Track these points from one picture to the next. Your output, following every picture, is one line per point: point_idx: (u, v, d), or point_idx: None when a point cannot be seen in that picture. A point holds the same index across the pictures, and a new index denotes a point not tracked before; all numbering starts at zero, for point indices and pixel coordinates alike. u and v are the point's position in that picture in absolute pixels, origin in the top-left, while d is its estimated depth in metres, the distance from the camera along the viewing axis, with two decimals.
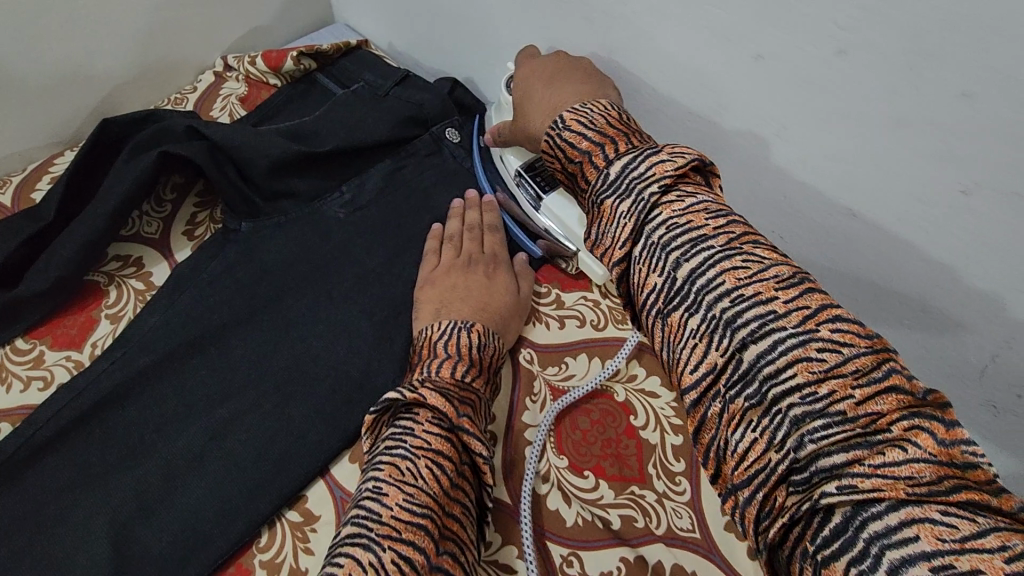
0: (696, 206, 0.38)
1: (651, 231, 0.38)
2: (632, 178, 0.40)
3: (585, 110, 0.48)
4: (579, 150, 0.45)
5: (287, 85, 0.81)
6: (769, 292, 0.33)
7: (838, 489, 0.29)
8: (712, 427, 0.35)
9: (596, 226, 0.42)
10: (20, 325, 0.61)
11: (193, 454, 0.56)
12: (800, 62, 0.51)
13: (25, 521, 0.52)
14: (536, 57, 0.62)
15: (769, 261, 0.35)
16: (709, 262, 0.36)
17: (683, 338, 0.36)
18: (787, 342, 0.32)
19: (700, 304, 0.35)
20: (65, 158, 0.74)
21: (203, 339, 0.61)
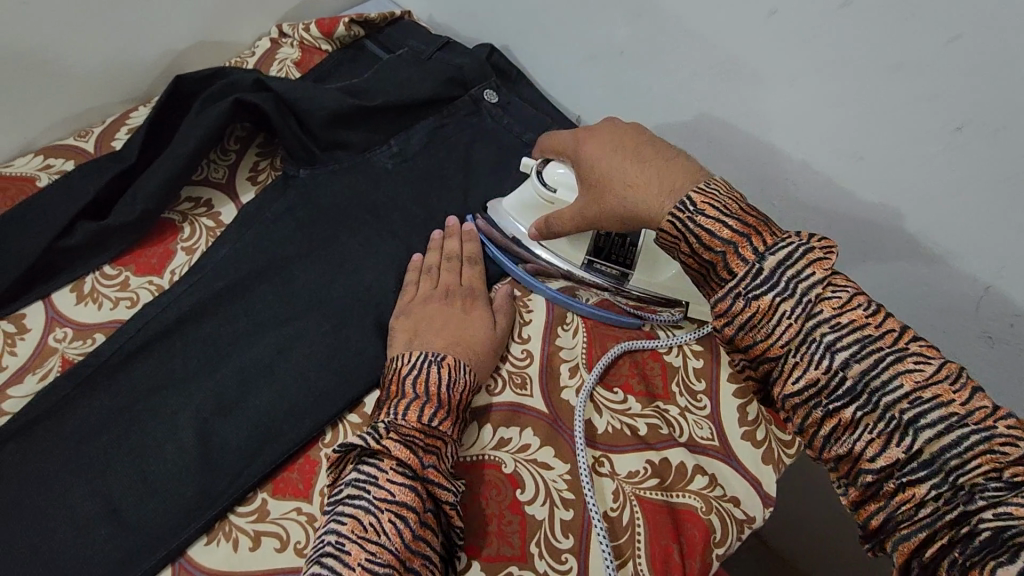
0: (854, 304, 0.45)
1: (815, 330, 0.45)
2: (793, 281, 0.46)
3: (713, 193, 0.52)
4: (718, 239, 0.50)
5: (337, 51, 0.88)
6: (947, 395, 0.41)
7: (994, 515, 0.39)
8: (882, 498, 0.43)
9: (748, 319, 0.47)
10: (108, 253, 0.68)
11: (264, 363, 0.62)
12: (810, 15, 0.57)
13: (119, 413, 0.58)
14: (597, 134, 0.62)
15: (936, 361, 0.43)
16: (883, 365, 0.43)
17: (858, 430, 0.44)
18: (971, 438, 0.40)
19: (875, 402, 0.43)
20: (140, 112, 0.82)
21: (269, 268, 0.68)
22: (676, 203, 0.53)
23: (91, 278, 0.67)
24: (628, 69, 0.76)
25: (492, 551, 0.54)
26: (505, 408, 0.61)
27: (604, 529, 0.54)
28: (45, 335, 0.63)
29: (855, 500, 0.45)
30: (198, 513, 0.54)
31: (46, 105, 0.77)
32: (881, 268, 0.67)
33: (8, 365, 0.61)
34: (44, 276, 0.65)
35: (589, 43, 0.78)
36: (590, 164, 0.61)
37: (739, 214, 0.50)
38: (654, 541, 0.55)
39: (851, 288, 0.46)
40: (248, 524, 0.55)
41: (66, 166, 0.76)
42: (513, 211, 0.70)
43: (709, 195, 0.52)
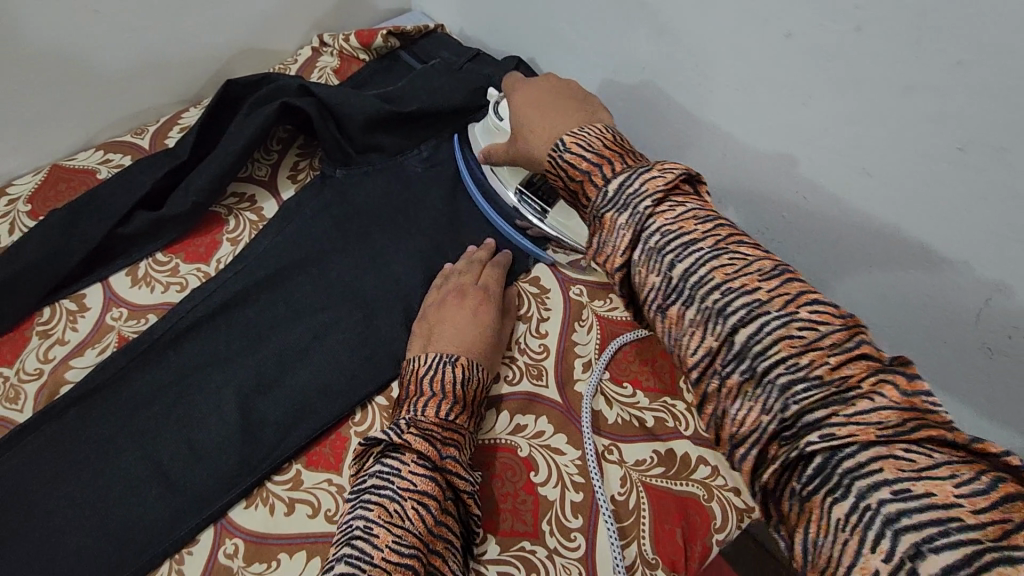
0: (686, 215, 0.46)
1: (648, 238, 0.46)
2: (630, 194, 0.48)
3: (583, 134, 0.55)
4: (579, 170, 0.53)
5: (374, 60, 0.94)
6: (754, 284, 0.43)
7: (819, 437, 0.37)
8: (712, 401, 0.43)
9: (600, 236, 0.50)
10: (161, 241, 0.73)
11: (300, 346, 0.67)
12: (825, 38, 0.61)
13: (169, 387, 0.63)
14: (530, 84, 0.68)
15: (751, 258, 0.44)
16: (702, 263, 0.44)
17: (684, 326, 0.45)
18: (773, 325, 0.41)
19: (694, 297, 0.44)
20: (192, 114, 0.88)
21: (307, 259, 0.73)
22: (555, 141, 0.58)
23: (145, 263, 0.73)
24: (648, 83, 0.81)
25: (508, 527, 0.58)
26: (522, 397, 0.65)
27: (609, 513, 0.58)
28: (102, 314, 0.69)
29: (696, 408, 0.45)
30: (239, 479, 0.59)
31: (108, 105, 0.84)
32: (886, 277, 0.70)
33: (70, 340, 0.67)
34: (104, 259, 0.71)
35: (612, 59, 0.83)
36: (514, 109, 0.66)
37: (601, 149, 0.54)
38: (658, 524, 0.58)
39: (687, 203, 0.47)
40: (284, 491, 0.59)
41: (124, 161, 0.83)
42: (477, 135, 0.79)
43: (579, 137, 0.55)
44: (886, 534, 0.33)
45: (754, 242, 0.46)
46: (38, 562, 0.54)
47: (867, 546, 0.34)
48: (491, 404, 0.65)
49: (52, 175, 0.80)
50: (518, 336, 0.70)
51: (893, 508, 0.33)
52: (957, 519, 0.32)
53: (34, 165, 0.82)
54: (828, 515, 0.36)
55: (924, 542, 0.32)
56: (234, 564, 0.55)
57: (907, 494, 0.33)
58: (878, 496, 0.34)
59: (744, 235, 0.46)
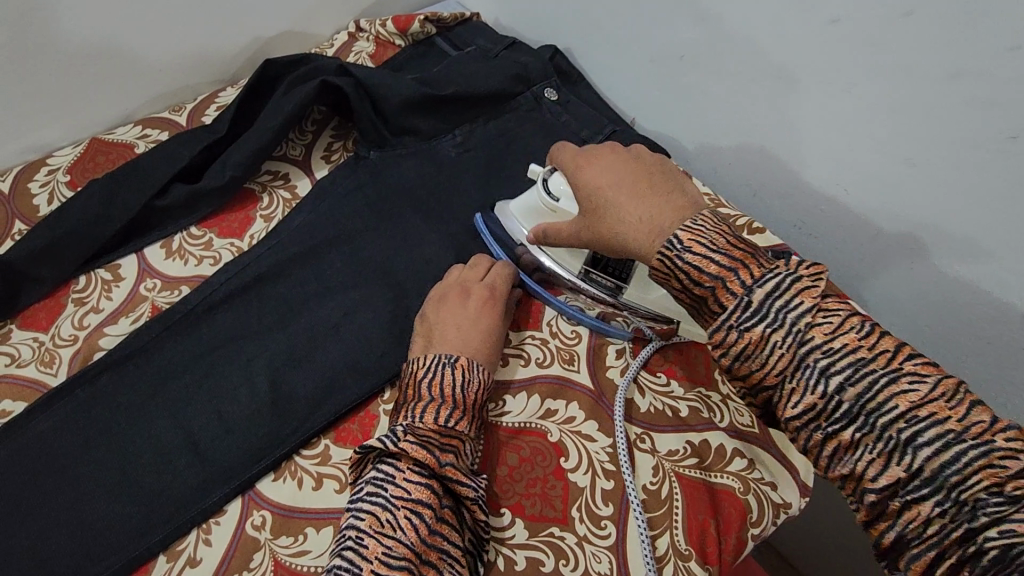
0: (846, 328, 0.45)
1: (812, 359, 0.44)
2: (782, 311, 0.45)
3: (699, 228, 0.50)
4: (708, 274, 0.48)
5: (410, 46, 0.94)
6: (942, 412, 0.41)
7: (999, 534, 0.38)
8: (888, 519, 0.42)
9: (742, 349, 0.47)
10: (195, 215, 0.74)
11: (331, 324, 0.67)
12: (874, 24, 0.60)
13: (200, 357, 0.63)
14: (596, 161, 0.60)
15: (930, 377, 0.43)
16: (879, 387, 0.43)
17: (858, 451, 0.43)
18: (969, 454, 0.40)
19: (872, 423, 0.43)
20: (228, 93, 0.89)
21: (339, 239, 0.73)
22: (661, 235, 0.52)
23: (179, 237, 0.73)
24: (688, 73, 0.80)
25: (536, 511, 0.57)
26: (554, 381, 0.64)
27: (641, 510, 0.56)
28: (136, 284, 0.69)
29: (862, 524, 0.44)
30: (267, 452, 0.58)
31: (148, 81, 0.85)
32: (926, 275, 0.68)
33: (105, 308, 0.67)
34: (140, 231, 0.72)
35: (650, 48, 0.82)
36: (586, 192, 0.59)
37: (727, 247, 0.49)
38: (691, 515, 0.57)
39: (843, 311, 0.46)
40: (312, 466, 0.59)
41: (161, 136, 0.84)
42: (518, 214, 0.70)
43: (696, 231, 0.50)
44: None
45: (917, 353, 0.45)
46: (68, 524, 0.54)
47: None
48: (520, 388, 0.64)
49: (91, 147, 0.81)
50: (550, 320, 0.69)
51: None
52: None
53: (73, 138, 0.83)
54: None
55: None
56: (261, 536, 0.55)
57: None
58: None
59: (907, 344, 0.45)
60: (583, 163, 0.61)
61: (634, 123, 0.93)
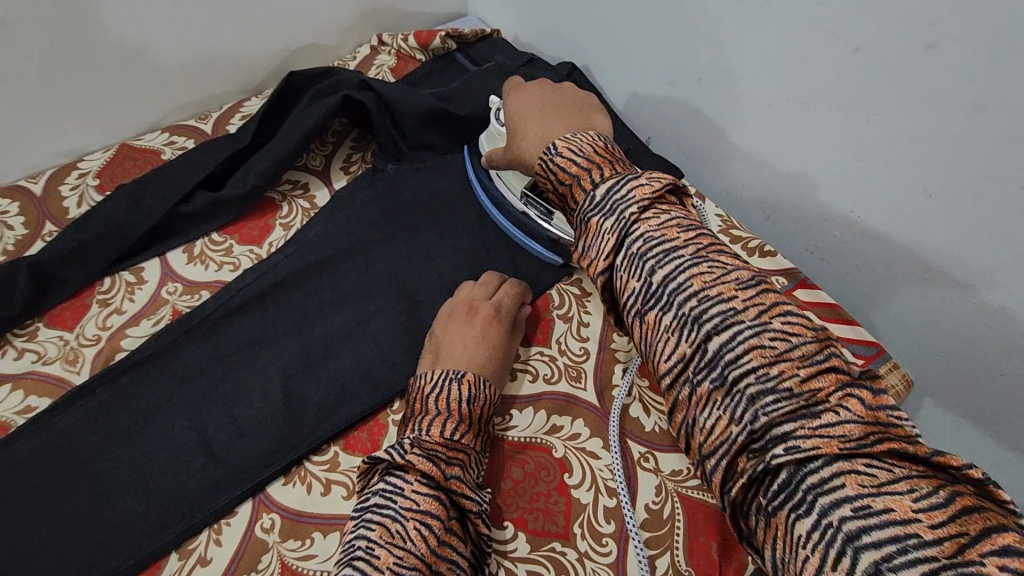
0: (670, 222, 0.46)
1: (630, 243, 0.46)
2: (617, 201, 0.47)
3: (576, 139, 0.54)
4: (568, 173, 0.52)
5: (431, 60, 0.96)
6: (730, 292, 0.42)
7: (784, 450, 0.37)
8: (684, 409, 0.43)
9: (584, 239, 0.49)
10: (217, 222, 0.76)
11: (345, 334, 0.68)
12: (894, 55, 0.60)
13: (217, 361, 0.65)
14: (526, 90, 0.66)
15: (730, 267, 0.44)
16: (678, 269, 0.44)
17: (659, 332, 0.44)
18: (744, 333, 0.40)
19: (671, 303, 0.44)
20: (253, 103, 0.91)
21: (355, 249, 0.74)
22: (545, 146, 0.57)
23: (200, 242, 0.75)
24: (704, 95, 0.81)
25: (539, 526, 0.58)
26: (559, 397, 0.65)
27: (641, 539, 0.56)
28: (159, 288, 0.71)
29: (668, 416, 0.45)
30: (278, 457, 0.60)
31: (177, 90, 0.88)
32: (937, 302, 0.68)
33: (128, 310, 0.69)
34: (164, 236, 0.74)
35: (667, 68, 0.83)
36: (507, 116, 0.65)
37: (591, 154, 0.52)
38: (692, 536, 0.57)
39: (672, 211, 0.47)
40: (321, 472, 0.60)
41: (188, 143, 0.86)
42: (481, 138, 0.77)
43: (572, 142, 0.53)
44: (847, 551, 0.34)
45: (732, 252, 0.46)
46: (87, 519, 0.56)
47: (827, 564, 0.34)
48: (526, 403, 0.65)
49: (121, 153, 0.84)
50: (559, 337, 0.70)
51: (855, 525, 0.34)
52: (914, 535, 0.32)
53: (104, 143, 0.86)
54: (792, 532, 0.36)
55: (882, 561, 0.32)
56: (270, 538, 0.56)
57: (867, 511, 0.34)
58: (837, 513, 0.34)
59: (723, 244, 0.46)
60: (515, 91, 0.67)
61: (649, 142, 0.94)
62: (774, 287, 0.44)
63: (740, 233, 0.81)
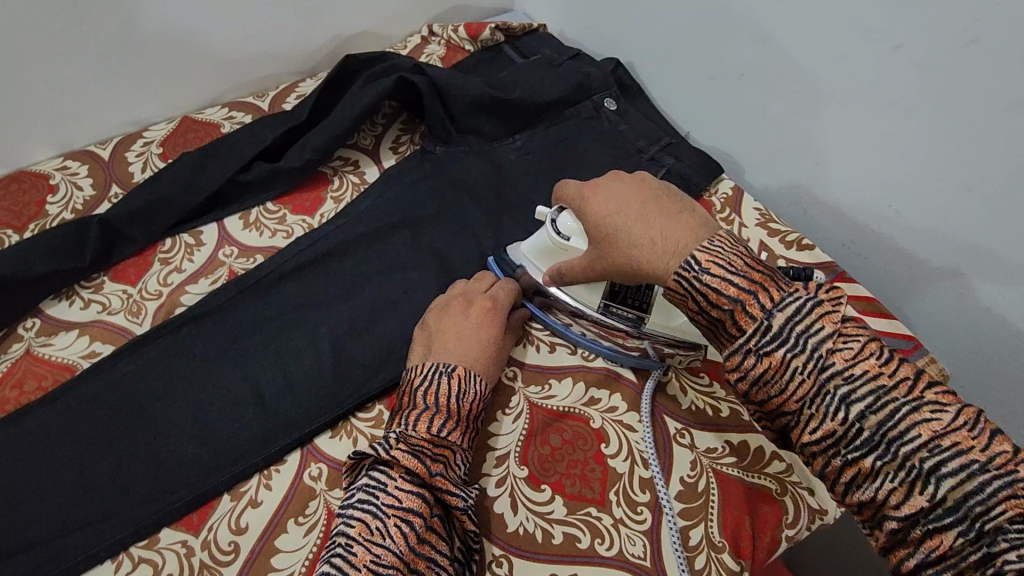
0: (867, 355, 0.44)
1: (834, 388, 0.44)
2: (803, 335, 0.45)
3: (717, 250, 0.49)
4: (726, 296, 0.47)
5: (479, 51, 0.99)
6: (966, 441, 0.41)
7: None
8: (910, 549, 0.42)
9: (763, 374, 0.46)
10: (272, 191, 0.79)
11: (391, 302, 0.71)
12: (936, 51, 0.61)
13: (270, 320, 0.68)
14: (598, 188, 0.58)
15: (952, 407, 0.42)
16: (898, 417, 0.42)
17: (878, 479, 0.43)
18: (993, 486, 0.39)
19: (893, 452, 0.42)
20: (308, 84, 0.95)
21: (402, 223, 0.77)
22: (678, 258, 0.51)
23: (257, 210, 0.78)
24: (746, 91, 0.82)
25: (575, 491, 0.59)
26: (598, 372, 0.67)
27: (674, 510, 0.58)
28: (216, 250, 0.75)
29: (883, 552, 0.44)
30: (326, 412, 0.62)
31: (237, 69, 0.92)
32: (973, 297, 0.69)
33: (186, 269, 0.73)
34: (222, 203, 0.78)
35: (711, 64, 0.85)
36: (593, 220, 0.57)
37: (745, 269, 0.48)
38: (727, 510, 0.58)
39: (862, 337, 0.45)
40: (366, 428, 0.62)
41: (246, 119, 0.90)
42: (530, 255, 0.68)
43: (714, 253, 0.49)
44: None
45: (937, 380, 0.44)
46: (144, 458, 0.58)
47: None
48: (564, 374, 0.67)
49: (183, 125, 0.88)
50: None
51: None
52: None
53: (167, 115, 0.91)
54: None
55: None
56: (317, 486, 0.58)
57: None
58: None
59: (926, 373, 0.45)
60: (587, 190, 0.59)
61: (689, 136, 0.95)
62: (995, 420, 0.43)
63: (779, 225, 0.82)
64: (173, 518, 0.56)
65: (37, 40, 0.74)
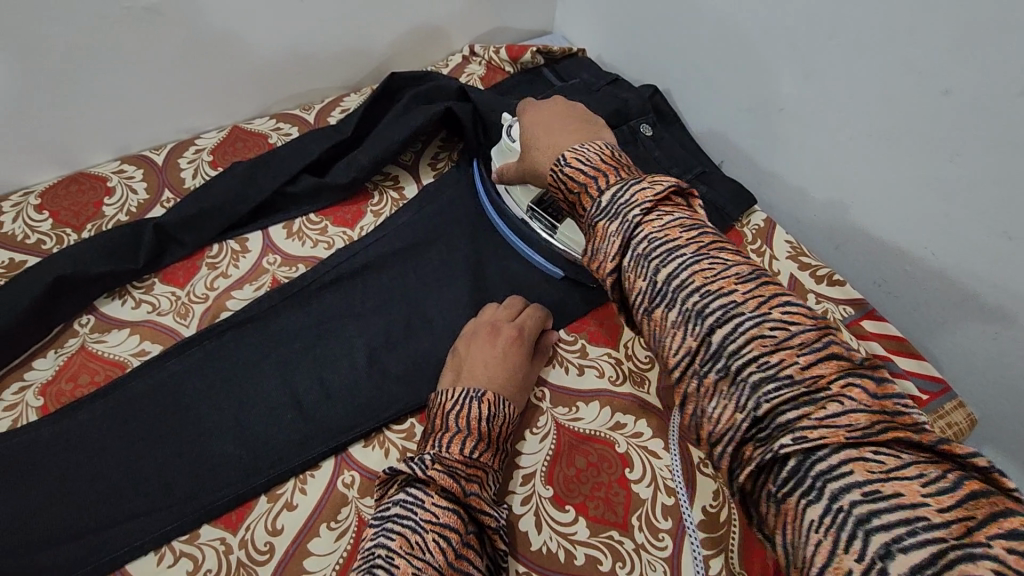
0: (672, 222, 0.46)
1: (634, 245, 0.47)
2: (619, 203, 0.48)
3: (583, 149, 0.56)
4: (577, 182, 0.54)
5: (519, 72, 1.02)
6: (729, 285, 0.42)
7: (792, 439, 0.37)
8: (692, 401, 0.43)
9: (591, 241, 0.50)
10: (316, 204, 0.82)
11: (425, 317, 0.73)
12: (985, 99, 0.62)
13: (310, 328, 0.71)
14: (537, 106, 0.69)
15: (730, 262, 0.44)
16: (684, 267, 0.44)
17: (666, 329, 0.44)
18: (746, 325, 0.41)
19: (676, 300, 0.44)
20: (354, 99, 0.99)
21: (437, 238, 0.79)
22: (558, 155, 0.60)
23: (300, 220, 0.81)
24: (784, 125, 0.83)
25: (599, 514, 0.60)
26: (624, 397, 0.68)
27: (696, 537, 0.59)
28: (260, 258, 0.78)
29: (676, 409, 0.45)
30: (359, 422, 0.64)
31: (288, 82, 0.96)
32: (1011, 343, 0.68)
33: (232, 274, 0.76)
34: (268, 213, 0.81)
35: (750, 96, 0.86)
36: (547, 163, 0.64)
37: (599, 162, 0.54)
38: (749, 542, 0.58)
39: (673, 211, 0.47)
40: (399, 439, 0.64)
41: (292, 131, 0.94)
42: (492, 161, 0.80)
43: (579, 152, 0.56)
44: (858, 534, 0.33)
45: (733, 248, 0.46)
46: (188, 455, 0.61)
47: (839, 546, 0.34)
48: (591, 397, 0.68)
49: (233, 135, 0.92)
50: (626, 341, 0.73)
51: (865, 509, 0.34)
52: (923, 518, 0.32)
53: (218, 124, 0.95)
54: (802, 519, 0.36)
55: (892, 543, 0.32)
56: (350, 493, 0.61)
57: (876, 496, 0.34)
58: (846, 497, 0.34)
59: (725, 240, 0.46)
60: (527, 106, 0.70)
61: (723, 165, 0.97)
62: (776, 279, 0.44)
63: (809, 260, 0.83)
64: (214, 516, 0.58)
65: (105, 52, 0.78)
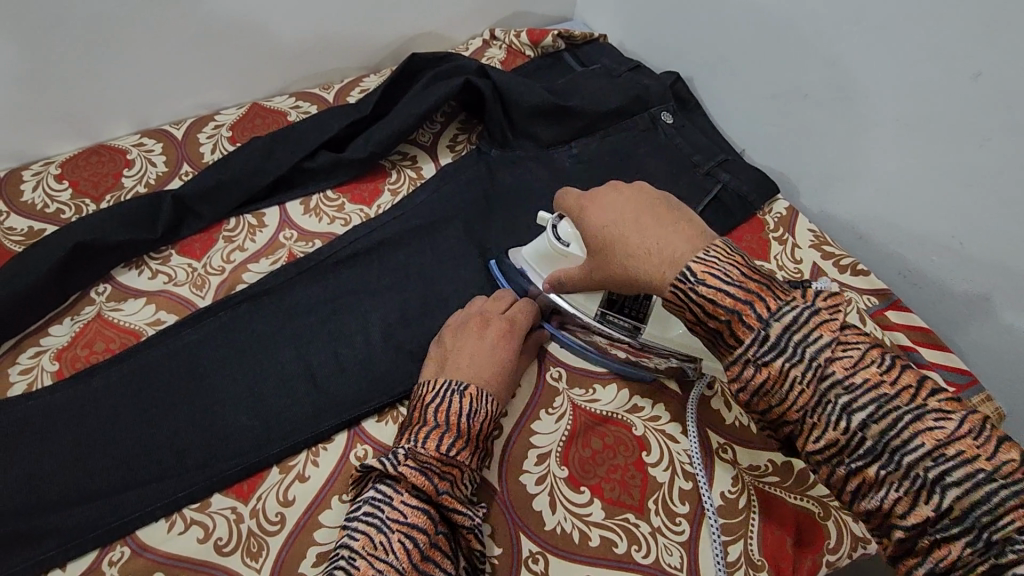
0: (867, 362, 0.43)
1: (835, 397, 0.43)
2: (801, 346, 0.44)
3: (712, 259, 0.48)
4: (722, 307, 0.46)
5: (539, 57, 1.01)
6: (971, 450, 0.40)
7: None
8: (917, 554, 0.41)
9: (762, 385, 0.45)
10: (333, 180, 0.81)
11: (441, 297, 0.72)
12: (1016, 83, 0.60)
13: (325, 303, 0.70)
14: (598, 196, 0.57)
15: (953, 414, 0.41)
16: (903, 424, 0.42)
17: (884, 488, 0.42)
18: (990, 489, 0.39)
19: (895, 460, 0.41)
20: (372, 80, 0.98)
21: (454, 218, 0.78)
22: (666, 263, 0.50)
23: (317, 197, 0.81)
24: (808, 113, 0.82)
25: (615, 496, 0.59)
26: (640, 380, 0.66)
27: (717, 521, 0.57)
28: (276, 232, 0.77)
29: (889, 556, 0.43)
30: (372, 398, 0.64)
31: (306, 61, 0.95)
32: None
33: (248, 248, 0.76)
34: (285, 188, 0.80)
35: (774, 83, 0.84)
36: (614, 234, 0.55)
37: (742, 278, 0.46)
38: (767, 530, 0.58)
39: (861, 344, 0.44)
40: None
41: (310, 109, 0.93)
42: (531, 261, 0.66)
43: (710, 262, 0.47)
44: None
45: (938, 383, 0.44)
46: (200, 423, 0.61)
47: None
48: (607, 380, 0.67)
49: (252, 110, 0.92)
50: None
51: None
52: None
53: (237, 101, 0.94)
54: None
55: None
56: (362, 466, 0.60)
57: None
58: None
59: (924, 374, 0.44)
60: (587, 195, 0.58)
61: (744, 154, 0.95)
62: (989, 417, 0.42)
63: (832, 249, 0.81)
64: (225, 485, 0.58)
65: (126, 24, 0.78)
